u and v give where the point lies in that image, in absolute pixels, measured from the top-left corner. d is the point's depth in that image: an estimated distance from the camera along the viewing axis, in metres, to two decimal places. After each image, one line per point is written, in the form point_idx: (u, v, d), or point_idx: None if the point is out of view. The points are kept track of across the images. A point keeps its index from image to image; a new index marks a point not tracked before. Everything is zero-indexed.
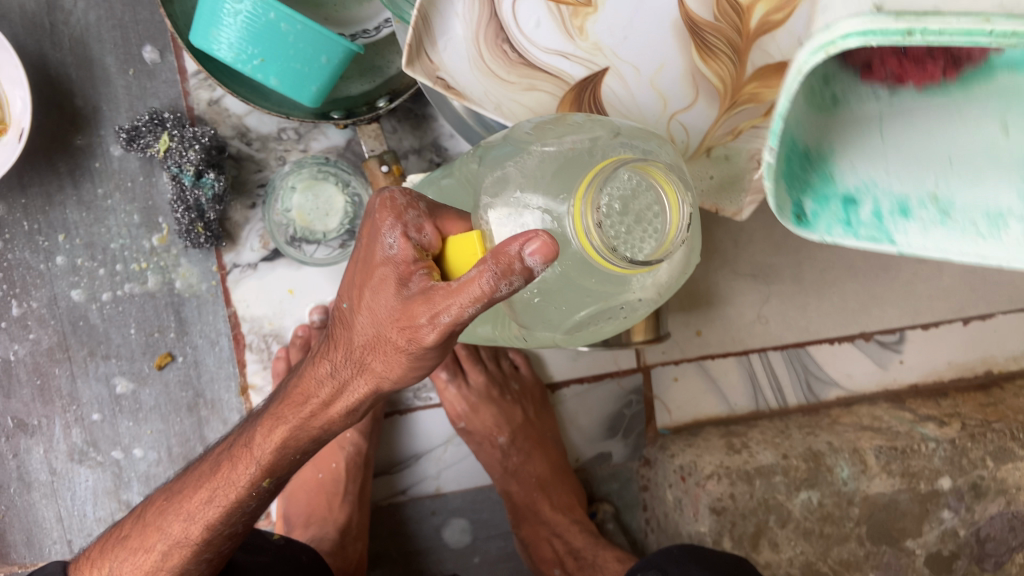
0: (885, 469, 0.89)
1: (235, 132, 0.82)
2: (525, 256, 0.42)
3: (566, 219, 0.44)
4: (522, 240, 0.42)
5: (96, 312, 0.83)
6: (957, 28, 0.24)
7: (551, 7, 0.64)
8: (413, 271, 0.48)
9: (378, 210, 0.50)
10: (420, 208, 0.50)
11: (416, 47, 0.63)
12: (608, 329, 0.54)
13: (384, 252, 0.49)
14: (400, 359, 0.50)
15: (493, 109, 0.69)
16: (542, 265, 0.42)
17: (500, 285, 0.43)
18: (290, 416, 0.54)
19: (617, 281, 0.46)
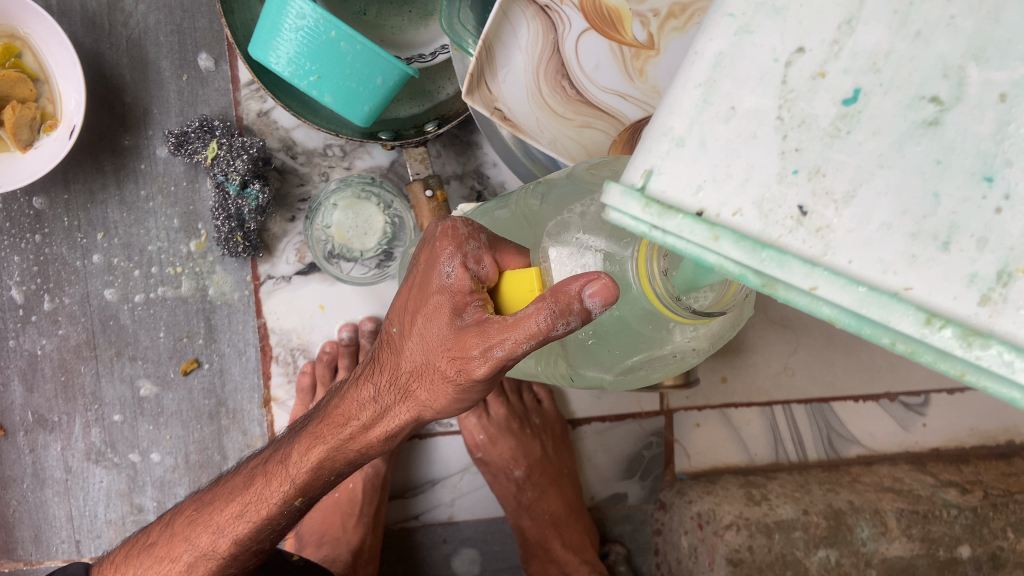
0: (906, 533, 0.88)
1: (282, 144, 0.83)
2: (586, 299, 0.40)
3: (629, 263, 0.44)
4: (583, 281, 0.40)
5: (127, 313, 0.83)
6: (689, 239, 0.29)
7: (613, 49, 0.64)
8: (468, 301, 0.46)
9: (438, 237, 0.48)
10: (481, 239, 0.47)
11: (477, 77, 0.64)
12: (656, 374, 0.54)
13: (440, 280, 0.47)
14: (445, 390, 0.48)
15: (547, 143, 0.69)
16: (601, 308, 0.40)
17: (557, 325, 0.41)
18: (329, 436, 0.54)
19: (672, 328, 0.46)
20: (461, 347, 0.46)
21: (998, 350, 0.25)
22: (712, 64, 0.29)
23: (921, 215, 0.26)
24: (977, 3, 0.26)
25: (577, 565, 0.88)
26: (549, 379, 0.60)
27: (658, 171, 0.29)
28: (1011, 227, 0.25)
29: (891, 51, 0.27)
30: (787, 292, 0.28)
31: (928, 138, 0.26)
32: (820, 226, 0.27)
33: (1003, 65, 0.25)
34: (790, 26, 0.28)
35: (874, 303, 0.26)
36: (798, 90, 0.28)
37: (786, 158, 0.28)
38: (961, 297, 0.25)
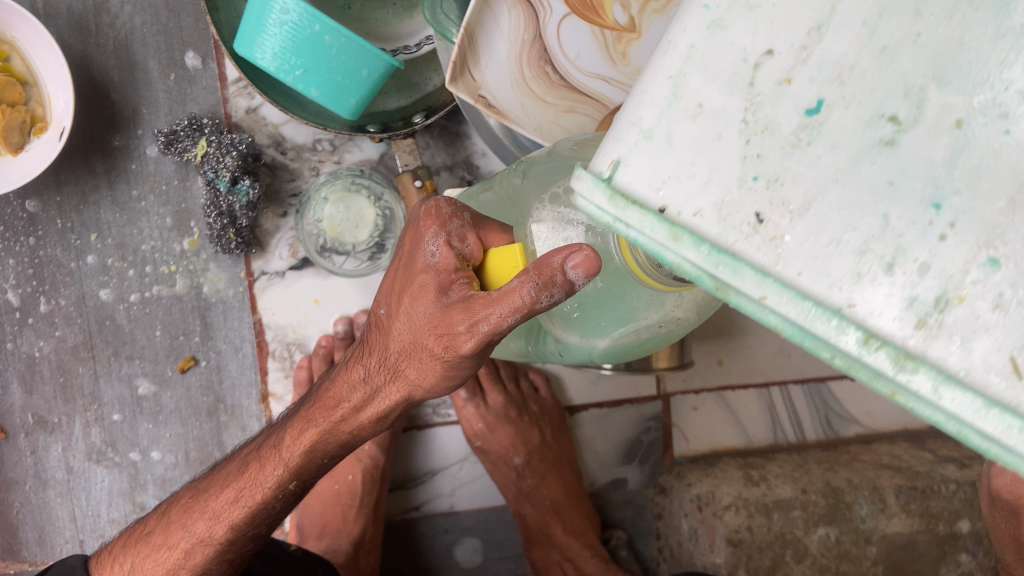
0: (905, 509, 0.87)
1: (271, 140, 0.84)
2: (569, 270, 0.40)
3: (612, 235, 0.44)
4: (564, 253, 0.41)
5: (123, 313, 0.84)
6: (649, 236, 0.28)
7: (595, 33, 0.65)
8: (454, 279, 0.46)
9: (423, 218, 0.49)
10: (464, 217, 0.48)
11: (460, 64, 0.64)
12: (646, 345, 0.54)
13: (426, 259, 0.48)
14: (435, 367, 0.48)
15: (533, 129, 0.69)
16: (585, 279, 0.41)
17: (541, 297, 0.41)
18: (321, 419, 0.54)
19: (654, 298, 0.46)
20: (446, 324, 0.46)
21: (926, 377, 0.25)
22: (683, 57, 0.27)
23: (870, 235, 0.25)
24: (945, 20, 0.24)
25: (578, 549, 0.88)
26: (540, 357, 0.61)
27: (626, 161, 0.28)
28: (954, 254, 0.24)
29: (855, 64, 0.25)
30: (738, 298, 0.27)
31: (885, 157, 0.25)
32: (774, 235, 0.26)
33: (961, 89, 0.24)
34: (760, 25, 0.26)
35: (817, 317, 0.26)
36: (764, 94, 0.26)
37: (747, 163, 0.26)
38: (899, 319, 0.25)
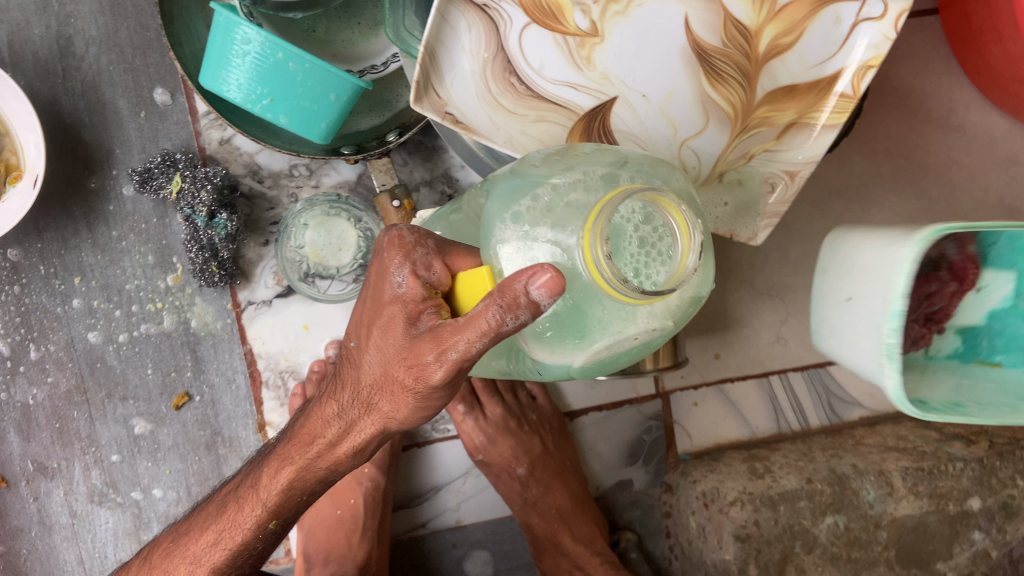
0: (913, 491, 0.86)
1: (247, 170, 0.83)
2: (532, 292, 0.40)
3: (576, 251, 0.44)
4: (525, 272, 0.41)
5: (113, 354, 0.84)
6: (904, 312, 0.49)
7: (557, 40, 0.65)
8: (422, 309, 0.47)
9: (387, 248, 0.48)
10: (428, 244, 0.47)
11: (423, 82, 0.63)
12: (623, 358, 0.54)
13: (392, 291, 0.47)
14: (407, 400, 0.48)
15: (504, 142, 0.67)
16: (549, 299, 0.40)
17: (507, 319, 0.41)
18: (297, 456, 0.54)
19: (627, 312, 0.46)
20: (417, 352, 0.46)
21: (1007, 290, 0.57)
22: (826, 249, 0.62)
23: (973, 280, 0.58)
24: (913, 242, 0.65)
25: (589, 557, 0.88)
26: (523, 375, 0.60)
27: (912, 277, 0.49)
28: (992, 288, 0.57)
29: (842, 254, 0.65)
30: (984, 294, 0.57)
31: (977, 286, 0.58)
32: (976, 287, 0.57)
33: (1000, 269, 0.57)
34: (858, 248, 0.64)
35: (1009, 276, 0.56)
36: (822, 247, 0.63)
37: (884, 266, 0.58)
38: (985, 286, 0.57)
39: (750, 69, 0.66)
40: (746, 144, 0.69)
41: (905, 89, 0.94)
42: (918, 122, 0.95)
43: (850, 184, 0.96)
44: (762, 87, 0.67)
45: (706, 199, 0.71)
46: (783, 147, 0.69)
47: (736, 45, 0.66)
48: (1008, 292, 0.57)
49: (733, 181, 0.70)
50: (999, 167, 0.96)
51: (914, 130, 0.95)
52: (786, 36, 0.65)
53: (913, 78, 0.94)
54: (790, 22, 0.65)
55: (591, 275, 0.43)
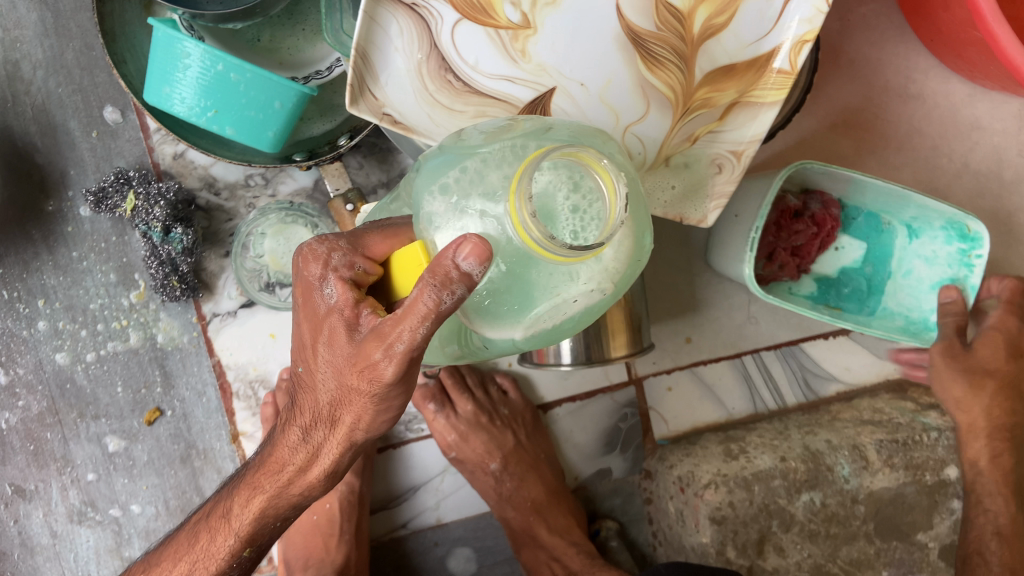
0: (888, 463, 0.86)
1: (203, 183, 0.84)
2: (464, 264, 0.40)
3: (503, 217, 0.41)
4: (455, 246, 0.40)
5: (82, 374, 0.84)
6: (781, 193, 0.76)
7: (490, 35, 0.64)
8: (358, 312, 0.47)
9: (304, 263, 0.49)
10: (342, 246, 0.48)
11: (358, 85, 0.63)
12: (572, 329, 0.49)
13: (325, 304, 0.48)
14: (366, 405, 0.48)
15: (444, 140, 0.66)
16: (480, 266, 0.39)
17: (444, 296, 0.41)
18: (268, 484, 0.54)
19: (565, 277, 0.42)
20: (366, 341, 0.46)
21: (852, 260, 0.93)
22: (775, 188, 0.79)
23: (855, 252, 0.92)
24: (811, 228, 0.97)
25: (565, 547, 0.87)
26: (479, 354, 0.59)
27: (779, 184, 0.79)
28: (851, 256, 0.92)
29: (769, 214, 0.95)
30: None
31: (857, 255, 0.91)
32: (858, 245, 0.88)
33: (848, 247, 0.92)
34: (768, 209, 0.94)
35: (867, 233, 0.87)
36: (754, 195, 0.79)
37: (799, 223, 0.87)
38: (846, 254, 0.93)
39: (687, 50, 0.66)
40: (689, 126, 0.69)
41: (862, 60, 0.93)
42: (877, 93, 0.94)
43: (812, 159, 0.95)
44: (701, 69, 0.67)
45: (652, 182, 0.71)
46: (726, 127, 0.69)
47: (670, 28, 0.65)
48: (857, 255, 0.93)
49: (679, 165, 0.70)
50: (960, 134, 0.96)
51: (873, 101, 0.94)
52: (719, 16, 0.65)
53: (869, 49, 0.93)
54: (722, 3, 0.65)
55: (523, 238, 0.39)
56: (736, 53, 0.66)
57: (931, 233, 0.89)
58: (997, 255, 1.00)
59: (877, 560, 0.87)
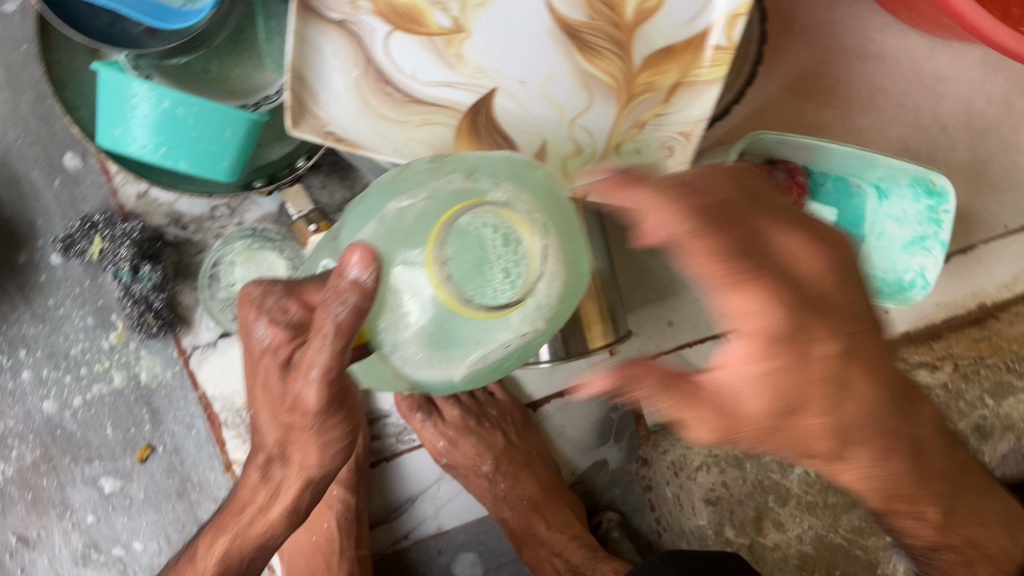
0: None
1: (169, 219, 0.84)
2: (353, 275, 0.46)
3: (418, 272, 0.47)
4: (343, 259, 0.46)
5: (70, 419, 0.85)
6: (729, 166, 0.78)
7: (425, 42, 0.65)
8: (290, 350, 0.49)
9: (243, 306, 0.50)
10: (277, 291, 0.49)
11: (297, 106, 0.63)
12: (507, 366, 0.55)
13: (260, 344, 0.49)
14: (309, 439, 0.52)
15: (392, 151, 0.66)
16: (364, 271, 0.46)
17: (336, 307, 0.45)
18: (230, 527, 0.58)
19: (490, 326, 0.48)
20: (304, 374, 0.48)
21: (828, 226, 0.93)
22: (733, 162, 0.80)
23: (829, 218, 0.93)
24: None
25: (566, 542, 0.88)
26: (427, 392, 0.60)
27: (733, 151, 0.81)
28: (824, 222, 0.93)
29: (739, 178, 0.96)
30: None
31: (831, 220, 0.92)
32: None
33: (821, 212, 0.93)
34: None
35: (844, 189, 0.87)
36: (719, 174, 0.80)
37: None
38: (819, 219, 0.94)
39: (622, 37, 0.66)
40: (635, 113, 0.69)
41: (817, 26, 0.92)
42: (834, 56, 0.93)
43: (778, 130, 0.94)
44: (639, 54, 0.67)
45: (605, 171, 0.70)
46: (672, 109, 0.68)
47: (602, 17, 0.66)
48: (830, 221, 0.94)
49: (630, 151, 0.70)
50: (925, 88, 0.95)
51: (832, 65, 0.93)
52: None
53: (822, 13, 0.92)
54: None
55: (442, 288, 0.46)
56: (671, 36, 0.66)
57: (899, 192, 0.89)
58: (976, 207, 0.99)
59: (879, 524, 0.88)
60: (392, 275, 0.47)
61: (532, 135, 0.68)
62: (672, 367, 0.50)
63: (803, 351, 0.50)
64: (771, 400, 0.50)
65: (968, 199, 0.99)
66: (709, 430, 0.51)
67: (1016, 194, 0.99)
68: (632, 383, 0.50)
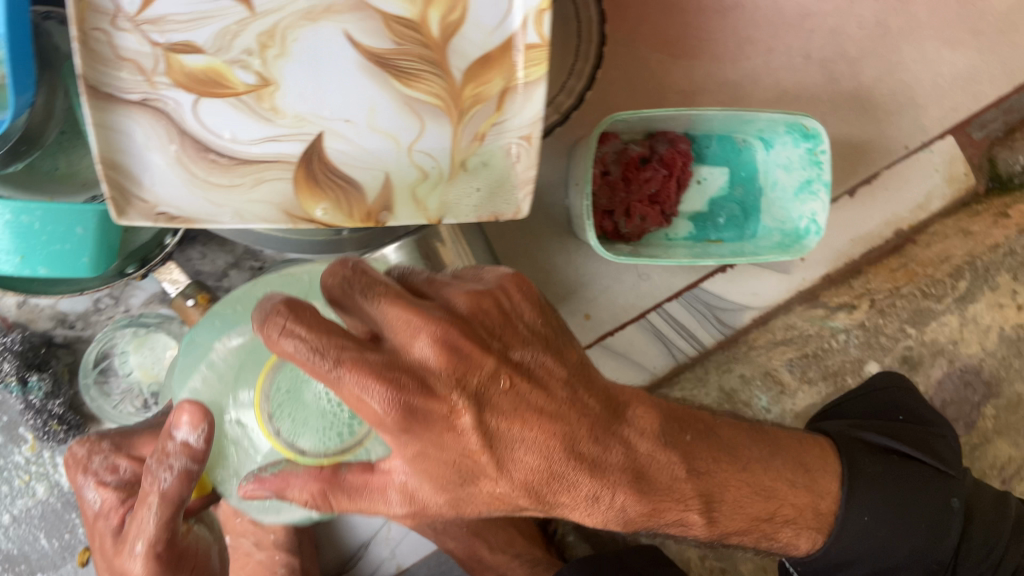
0: (803, 380, 0.93)
1: (55, 321, 0.83)
2: (182, 438, 0.51)
3: (250, 419, 0.57)
4: (174, 417, 0.51)
5: (3, 538, 0.85)
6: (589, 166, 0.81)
7: (236, 103, 0.63)
8: (119, 510, 0.58)
9: (69, 470, 0.60)
10: (104, 449, 0.59)
11: (118, 196, 0.61)
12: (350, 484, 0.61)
13: (92, 507, 0.59)
14: None
15: (231, 217, 0.64)
16: (193, 432, 0.51)
17: (161, 473, 0.51)
18: None
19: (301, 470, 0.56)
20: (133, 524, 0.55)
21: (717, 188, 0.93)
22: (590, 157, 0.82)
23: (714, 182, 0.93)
24: None
25: (506, 562, 0.89)
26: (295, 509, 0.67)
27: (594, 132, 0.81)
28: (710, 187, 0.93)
29: None
30: None
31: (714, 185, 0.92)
32: None
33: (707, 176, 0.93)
34: None
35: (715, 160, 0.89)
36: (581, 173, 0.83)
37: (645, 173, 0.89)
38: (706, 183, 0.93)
39: (436, 55, 0.65)
40: (471, 127, 0.67)
41: None
42: (692, 15, 0.90)
43: (652, 101, 0.91)
44: (457, 68, 0.65)
45: (456, 193, 0.68)
46: (506, 115, 0.67)
47: (411, 40, 0.64)
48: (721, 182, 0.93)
49: (477, 166, 0.68)
50: (791, 27, 0.92)
51: (692, 24, 0.90)
52: (452, 12, 0.64)
53: None
54: None
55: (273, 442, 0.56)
56: (485, 43, 0.65)
57: (781, 140, 0.90)
58: (874, 133, 0.95)
59: None
60: (222, 427, 0.58)
61: (373, 171, 0.67)
62: (450, 456, 0.49)
63: (616, 425, 0.55)
64: (614, 479, 0.54)
65: (861, 128, 0.95)
66: (594, 516, 0.55)
67: (907, 113, 0.95)
68: (461, 491, 0.51)
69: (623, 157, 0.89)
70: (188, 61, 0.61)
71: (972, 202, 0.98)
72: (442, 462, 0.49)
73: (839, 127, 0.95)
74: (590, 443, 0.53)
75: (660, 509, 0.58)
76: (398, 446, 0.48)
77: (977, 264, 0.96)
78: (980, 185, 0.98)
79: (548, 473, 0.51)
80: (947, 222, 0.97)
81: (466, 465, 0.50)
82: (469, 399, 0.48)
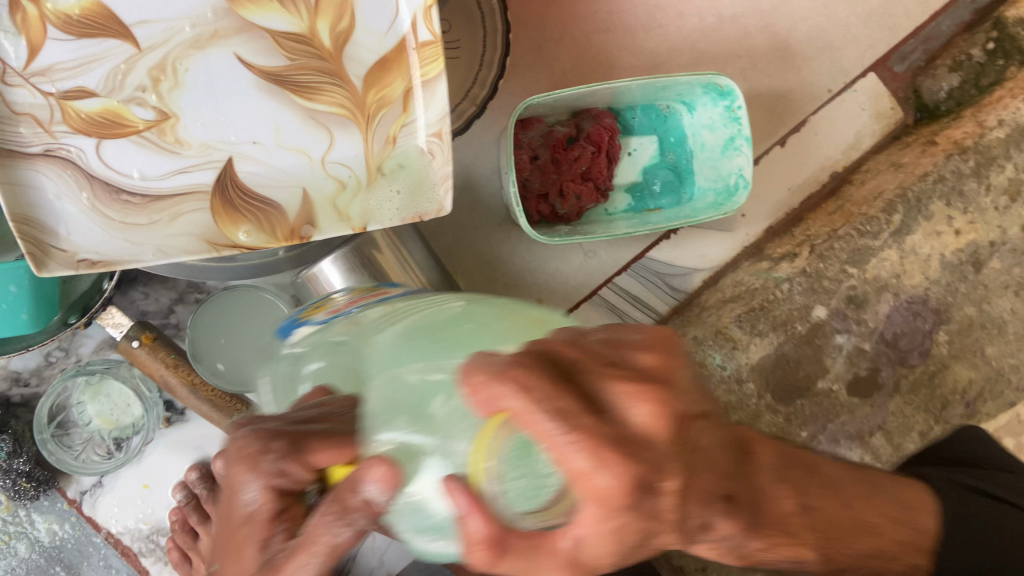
0: (755, 333, 0.84)
1: (9, 380, 0.84)
2: (369, 495, 0.34)
3: (455, 454, 0.35)
4: (364, 465, 0.35)
5: None
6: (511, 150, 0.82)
7: (140, 140, 0.63)
8: (271, 535, 0.37)
9: (233, 460, 0.39)
10: (343, 414, 0.41)
11: (34, 249, 0.60)
12: None
13: (242, 511, 0.38)
14: None
15: (154, 254, 0.63)
16: (386, 493, 0.34)
17: (341, 528, 0.34)
18: None
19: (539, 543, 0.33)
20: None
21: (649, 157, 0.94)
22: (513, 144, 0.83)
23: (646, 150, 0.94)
24: None
25: None
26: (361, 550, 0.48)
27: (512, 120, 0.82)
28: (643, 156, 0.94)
29: None
30: None
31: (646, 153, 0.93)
32: None
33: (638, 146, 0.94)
34: None
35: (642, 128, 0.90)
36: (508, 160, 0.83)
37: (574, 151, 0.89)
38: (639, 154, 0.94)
39: (333, 66, 0.65)
40: (380, 130, 0.67)
41: None
42: None
43: (570, 81, 0.92)
44: (356, 75, 0.66)
45: (377, 199, 0.68)
46: (413, 114, 0.67)
47: (304, 53, 0.64)
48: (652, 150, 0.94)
49: (394, 169, 0.68)
50: None
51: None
52: (340, 20, 0.64)
53: None
54: (335, 7, 0.64)
55: (476, 486, 0.33)
56: (378, 46, 0.65)
57: (700, 102, 0.90)
58: (796, 81, 0.96)
59: (791, 426, 0.85)
60: None
61: (291, 189, 0.66)
62: (638, 523, 0.31)
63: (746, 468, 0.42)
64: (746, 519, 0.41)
65: (782, 78, 0.96)
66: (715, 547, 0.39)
67: (825, 58, 0.96)
68: (631, 558, 0.32)
69: (550, 139, 0.88)
70: (84, 106, 0.62)
71: (901, 135, 0.98)
72: (647, 544, 0.31)
73: (760, 81, 0.96)
74: (740, 490, 0.40)
75: (774, 544, 0.45)
76: (606, 524, 0.30)
77: (909, 196, 0.88)
78: (907, 117, 0.98)
79: (698, 520, 0.35)
80: (880, 158, 0.98)
81: (654, 527, 0.31)
82: (677, 451, 0.32)
